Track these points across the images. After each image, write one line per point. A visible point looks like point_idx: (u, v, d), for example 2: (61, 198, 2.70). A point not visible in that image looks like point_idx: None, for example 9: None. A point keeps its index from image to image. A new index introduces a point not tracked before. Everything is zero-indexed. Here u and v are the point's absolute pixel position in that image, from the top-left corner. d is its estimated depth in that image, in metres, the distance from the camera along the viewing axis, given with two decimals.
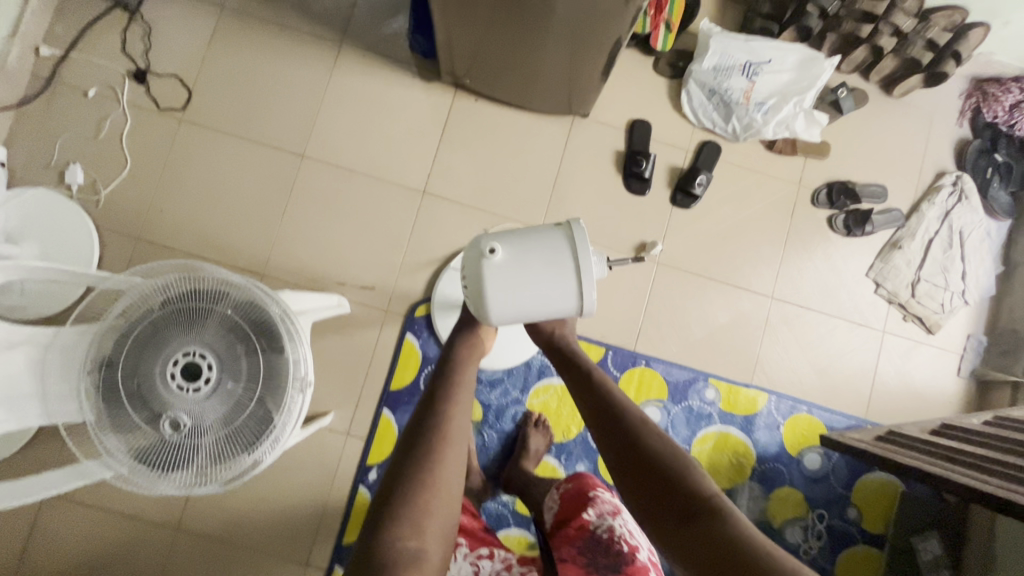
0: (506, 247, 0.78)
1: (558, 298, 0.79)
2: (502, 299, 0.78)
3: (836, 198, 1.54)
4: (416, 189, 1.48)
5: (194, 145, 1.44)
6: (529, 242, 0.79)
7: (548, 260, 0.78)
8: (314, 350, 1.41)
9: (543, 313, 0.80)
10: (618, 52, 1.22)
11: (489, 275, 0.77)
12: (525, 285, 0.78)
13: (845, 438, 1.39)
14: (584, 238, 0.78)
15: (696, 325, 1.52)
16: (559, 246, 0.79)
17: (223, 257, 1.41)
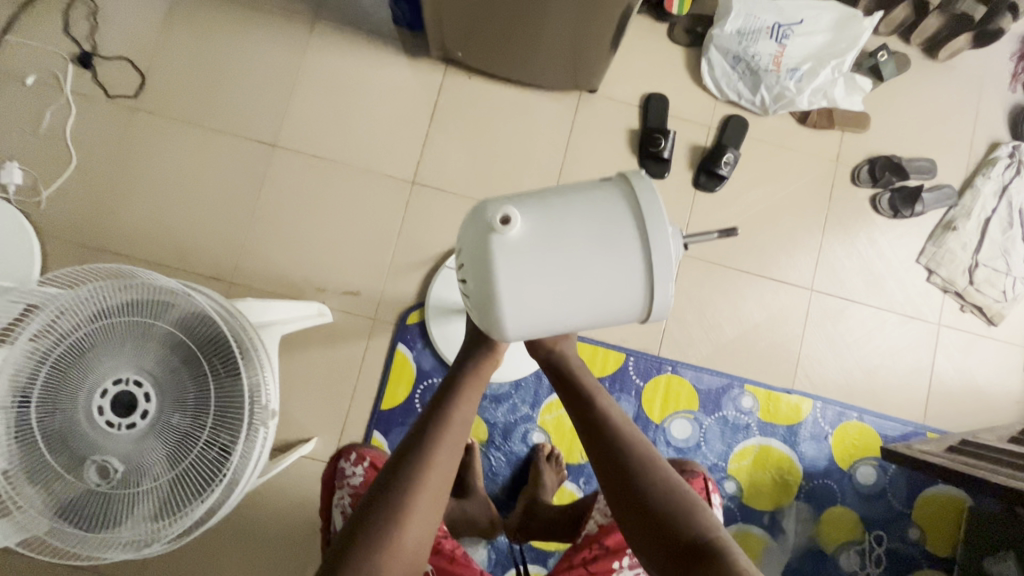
0: (530, 223, 0.60)
1: (613, 287, 0.60)
2: (527, 297, 0.60)
3: (881, 175, 1.35)
4: (404, 180, 1.30)
5: (149, 137, 1.26)
6: (564, 216, 0.60)
7: (593, 241, 0.60)
8: (292, 367, 1.23)
9: (592, 307, 0.61)
10: (629, 18, 1.05)
11: (515, 260, 0.58)
12: (559, 277, 0.59)
13: (910, 449, 1.20)
14: (647, 205, 0.60)
15: (728, 324, 1.33)
16: (609, 216, 0.60)
17: (185, 264, 1.23)
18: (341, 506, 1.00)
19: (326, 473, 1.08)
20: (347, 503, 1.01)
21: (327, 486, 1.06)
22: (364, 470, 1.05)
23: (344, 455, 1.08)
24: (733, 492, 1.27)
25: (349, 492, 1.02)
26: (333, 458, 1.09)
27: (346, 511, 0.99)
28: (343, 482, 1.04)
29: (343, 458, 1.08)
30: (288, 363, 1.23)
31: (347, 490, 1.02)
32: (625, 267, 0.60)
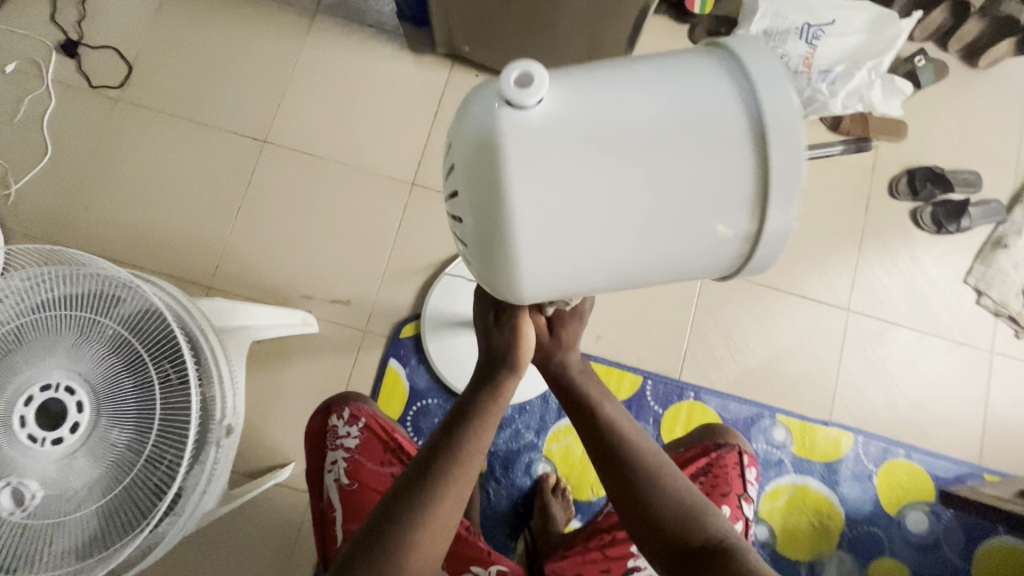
0: (560, 99, 0.37)
1: (679, 214, 0.37)
2: (545, 229, 0.37)
3: (921, 187, 1.25)
4: (403, 180, 1.20)
5: (131, 130, 1.18)
6: (621, 94, 0.37)
7: (670, 137, 0.36)
8: (271, 381, 1.11)
9: (639, 245, 0.38)
10: (644, 25, 0.97)
11: (526, 154, 0.36)
12: (599, 200, 0.36)
13: (987, 496, 1.07)
14: (764, 78, 0.36)
15: (756, 346, 1.20)
16: (694, 93, 0.36)
17: (162, 266, 1.13)
18: (335, 473, 0.88)
19: (315, 429, 0.94)
20: (342, 468, 0.88)
21: (318, 445, 0.93)
22: (361, 433, 0.92)
23: (335, 410, 0.93)
24: (765, 538, 1.11)
25: (344, 456, 0.89)
26: (322, 412, 0.94)
27: (342, 479, 0.87)
28: (336, 443, 0.91)
29: (335, 414, 0.93)
30: (267, 377, 1.11)
31: (341, 454, 0.90)
32: (721, 195, 0.36)
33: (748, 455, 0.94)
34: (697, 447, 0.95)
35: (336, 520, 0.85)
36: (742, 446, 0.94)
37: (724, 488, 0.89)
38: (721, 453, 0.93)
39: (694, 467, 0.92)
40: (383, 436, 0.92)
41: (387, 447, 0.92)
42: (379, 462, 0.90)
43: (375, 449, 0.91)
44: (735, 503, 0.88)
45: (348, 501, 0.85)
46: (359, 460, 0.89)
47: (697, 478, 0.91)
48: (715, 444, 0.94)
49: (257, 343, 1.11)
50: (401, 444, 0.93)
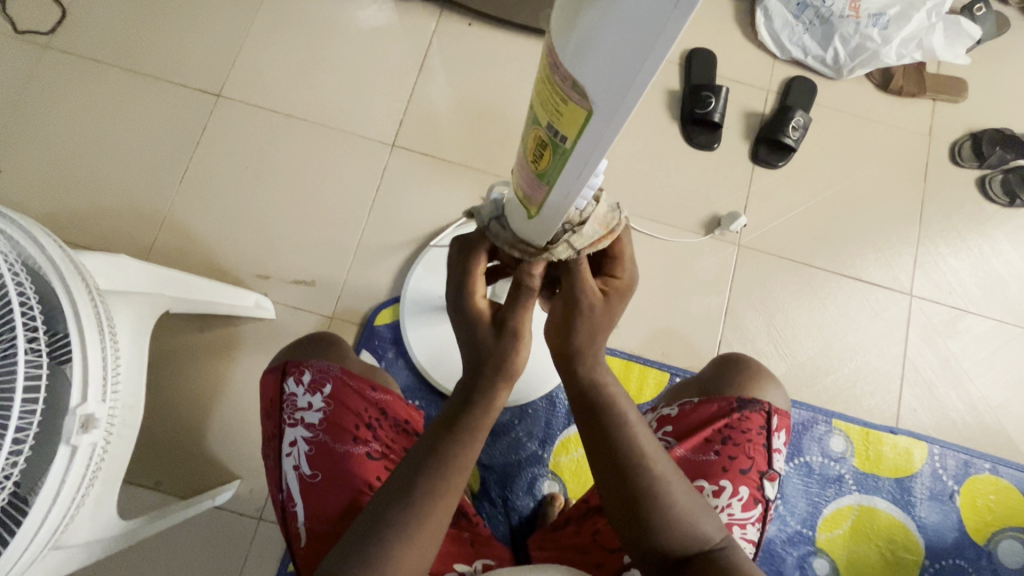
0: None
1: None
2: None
3: (989, 152, 1.06)
4: (380, 141, 1.01)
5: (59, 81, 1.00)
6: None
7: None
8: (213, 378, 0.90)
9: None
10: None
11: None
12: None
13: None
14: None
15: (803, 338, 1.00)
16: None
17: (85, 237, 0.94)
18: (295, 458, 0.62)
19: (265, 400, 0.68)
20: (303, 452, 0.62)
21: (269, 423, 0.66)
22: (326, 403, 0.65)
23: (293, 373, 0.68)
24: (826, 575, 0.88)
25: (305, 436, 0.63)
26: (274, 377, 0.69)
27: (304, 466, 0.62)
28: (294, 419, 0.64)
29: (293, 378, 0.67)
30: (208, 374, 0.90)
31: (301, 432, 0.63)
32: None
33: (779, 418, 0.69)
34: (712, 402, 0.70)
35: (299, 520, 0.59)
36: (772, 405, 0.69)
37: (744, 462, 0.65)
38: (743, 414, 0.68)
39: (710, 431, 0.67)
40: (357, 401, 0.67)
41: (362, 418, 0.66)
42: (353, 438, 0.64)
43: (346, 422, 0.64)
44: (756, 484, 0.64)
45: (314, 496, 0.60)
46: (327, 440, 0.63)
47: (712, 447, 0.66)
48: (737, 400, 0.69)
49: (198, 331, 0.91)
50: (381, 410, 0.68)
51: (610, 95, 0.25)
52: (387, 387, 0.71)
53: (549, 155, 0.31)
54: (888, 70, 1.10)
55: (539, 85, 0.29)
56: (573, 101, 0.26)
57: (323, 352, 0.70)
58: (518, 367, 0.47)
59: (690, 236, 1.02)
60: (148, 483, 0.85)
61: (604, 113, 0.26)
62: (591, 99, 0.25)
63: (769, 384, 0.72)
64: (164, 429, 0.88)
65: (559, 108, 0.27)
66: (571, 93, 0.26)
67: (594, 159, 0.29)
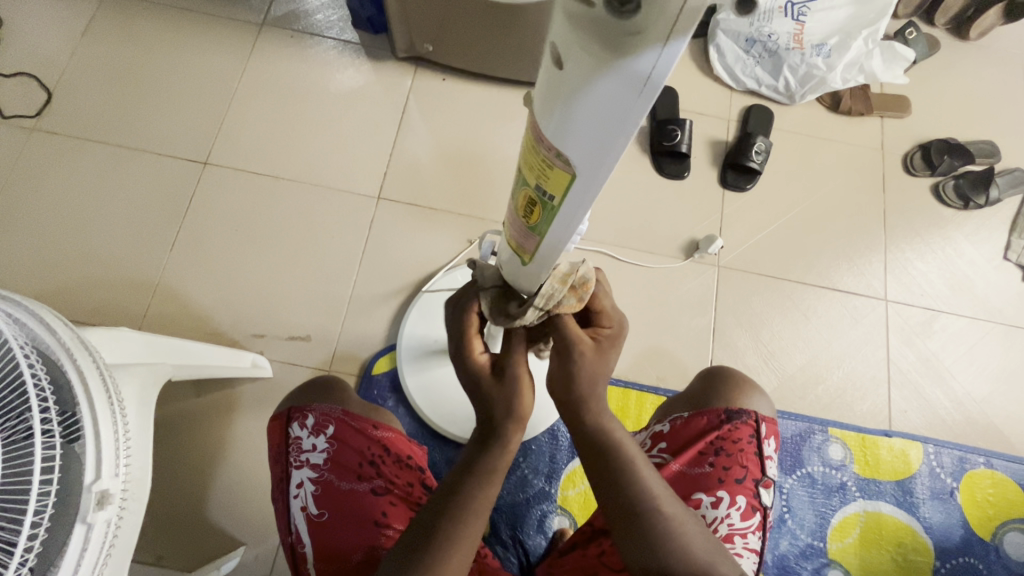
0: None
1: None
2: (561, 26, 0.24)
3: (939, 161, 1.13)
4: (366, 195, 1.04)
5: (47, 161, 1.02)
6: None
7: None
8: (213, 442, 0.89)
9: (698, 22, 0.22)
10: None
11: None
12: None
13: None
14: None
15: (791, 350, 1.03)
16: None
17: (77, 311, 0.94)
18: (302, 499, 0.62)
19: (271, 445, 0.68)
20: (309, 493, 0.62)
21: (277, 467, 0.66)
22: (330, 444, 0.65)
23: (297, 417, 0.67)
24: None
25: (312, 476, 0.63)
26: (279, 423, 0.68)
27: (311, 506, 0.62)
28: (300, 461, 0.64)
29: (297, 422, 0.67)
30: (207, 439, 0.89)
31: (308, 474, 0.63)
32: None
33: (767, 425, 0.71)
34: (702, 416, 0.71)
35: (308, 559, 0.60)
36: (759, 413, 0.71)
37: (738, 471, 0.66)
38: (733, 424, 0.69)
39: (702, 443, 0.69)
40: (359, 440, 0.66)
41: (366, 455, 0.65)
42: (357, 476, 0.63)
43: (349, 461, 0.64)
44: (752, 492, 0.66)
45: (322, 536, 0.60)
46: (333, 480, 0.63)
47: (706, 459, 0.68)
48: (725, 411, 0.70)
49: (194, 397, 0.91)
50: (384, 447, 0.66)
51: (590, 163, 0.29)
52: (390, 423, 0.70)
53: (538, 211, 0.34)
54: (837, 94, 1.18)
55: (525, 152, 0.32)
56: (558, 167, 0.30)
57: (325, 396, 0.70)
58: (527, 410, 0.48)
59: (671, 261, 1.06)
60: (150, 559, 0.83)
61: (585, 177, 0.30)
62: (574, 165, 0.29)
63: (754, 392, 0.73)
64: (165, 500, 0.86)
65: (546, 172, 0.31)
66: (556, 161, 0.29)
67: (580, 212, 0.33)
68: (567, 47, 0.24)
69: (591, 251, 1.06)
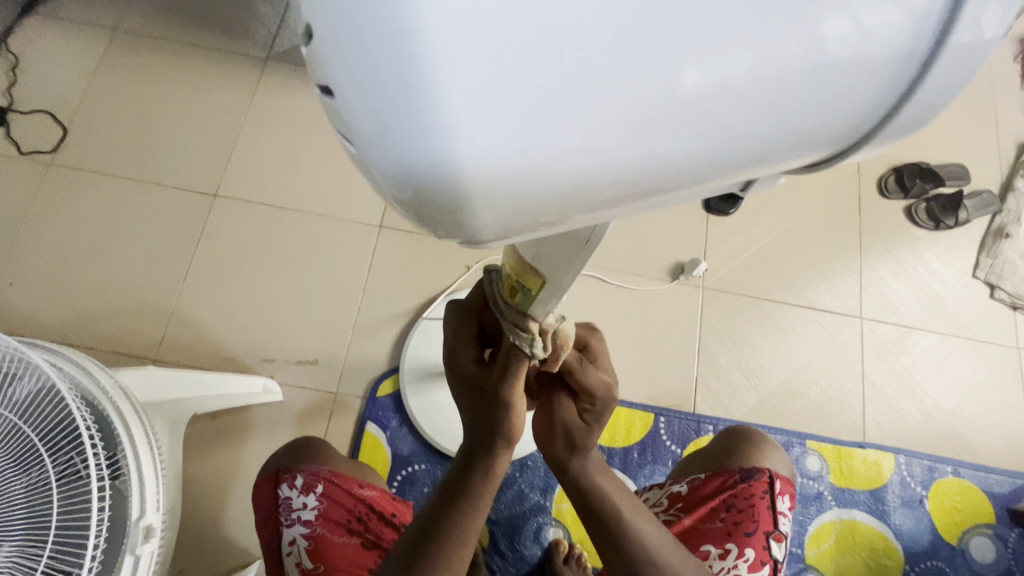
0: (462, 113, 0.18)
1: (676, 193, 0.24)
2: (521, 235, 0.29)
3: (911, 183, 1.20)
4: (368, 223, 1.10)
5: (64, 194, 1.07)
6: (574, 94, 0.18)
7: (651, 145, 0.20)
8: (228, 461, 0.95)
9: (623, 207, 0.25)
10: None
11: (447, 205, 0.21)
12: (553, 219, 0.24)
13: None
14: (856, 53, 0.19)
15: (771, 366, 1.10)
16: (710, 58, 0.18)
17: (96, 338, 0.99)
18: (296, 555, 0.68)
19: (262, 503, 0.73)
20: (303, 548, 0.68)
21: (267, 526, 0.71)
22: (320, 501, 0.71)
23: (286, 478, 0.72)
24: None
25: (304, 533, 0.69)
26: (268, 483, 0.73)
27: (305, 562, 0.68)
28: (291, 520, 0.70)
29: (286, 483, 0.72)
30: (222, 460, 0.95)
31: (299, 531, 0.69)
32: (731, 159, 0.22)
33: (782, 482, 0.76)
34: (719, 475, 0.76)
35: None
36: (773, 470, 0.76)
37: (749, 526, 0.72)
38: (747, 483, 0.75)
39: (716, 500, 0.74)
40: (346, 498, 0.72)
41: (353, 513, 0.71)
42: (346, 531, 0.70)
43: (338, 517, 0.70)
44: (762, 545, 0.71)
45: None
46: (323, 535, 0.69)
47: (718, 514, 0.73)
48: (740, 471, 0.76)
49: (210, 419, 0.96)
50: (369, 504, 0.72)
51: (557, 275, 0.40)
52: (371, 480, 0.75)
53: (519, 297, 0.44)
54: None
55: (507, 257, 0.43)
56: (532, 274, 0.40)
57: (310, 455, 0.75)
58: (515, 431, 0.52)
59: (658, 283, 1.12)
60: (170, 573, 0.88)
61: (553, 285, 0.41)
62: (545, 274, 0.40)
63: (770, 450, 0.79)
64: (184, 517, 0.91)
65: (523, 275, 0.41)
66: (530, 270, 0.40)
67: (551, 302, 0.43)
68: None
69: (581, 275, 1.12)
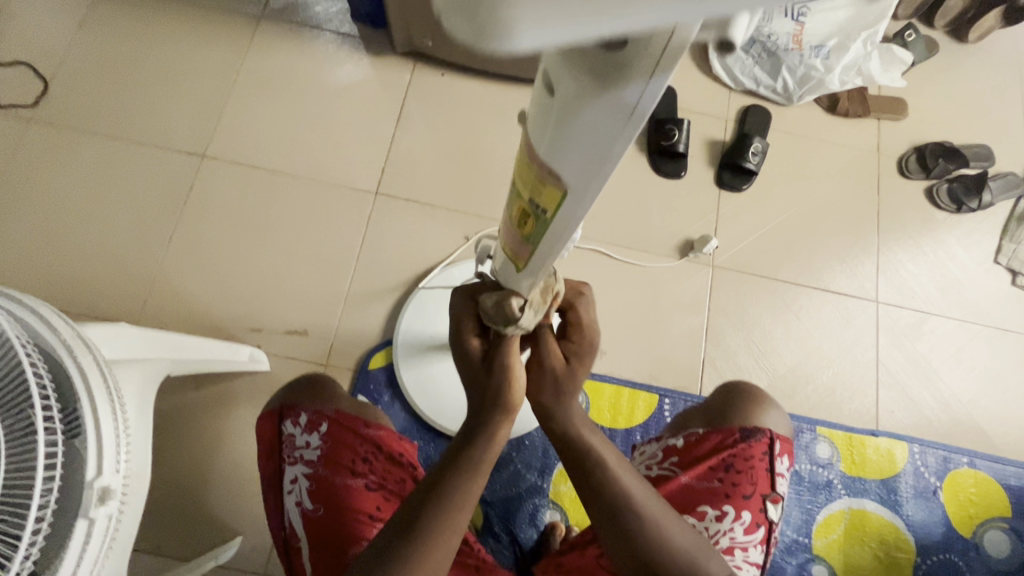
0: None
1: None
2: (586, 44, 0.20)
3: (933, 164, 1.14)
4: (363, 190, 1.05)
5: (44, 151, 1.02)
6: None
7: None
8: (211, 433, 0.90)
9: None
10: None
11: None
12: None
13: None
14: None
15: (782, 349, 1.05)
16: None
17: (75, 302, 0.94)
18: (297, 494, 0.64)
19: (264, 442, 0.69)
20: (303, 488, 0.64)
21: (269, 463, 0.67)
22: (324, 441, 0.67)
23: (289, 415, 0.68)
24: None
25: (306, 472, 0.65)
26: (271, 420, 0.69)
27: (306, 502, 0.63)
28: (293, 458, 0.66)
29: (290, 420, 0.68)
30: (204, 431, 0.90)
31: (301, 470, 0.65)
32: None
33: (783, 444, 0.72)
34: (717, 433, 0.72)
35: (303, 552, 0.62)
36: (773, 432, 0.72)
37: (747, 488, 0.67)
38: (747, 443, 0.70)
39: (714, 459, 0.70)
40: (351, 437, 0.67)
41: (359, 452, 0.66)
42: (351, 472, 0.65)
43: (343, 457, 0.66)
44: (760, 507, 0.67)
45: (316, 530, 0.62)
46: (325, 475, 0.64)
47: (716, 474, 0.69)
48: (741, 430, 0.71)
49: (193, 389, 0.92)
50: (377, 444, 0.68)
51: (583, 181, 0.28)
52: (382, 422, 0.71)
53: (532, 223, 0.35)
54: (835, 95, 1.18)
55: (520, 166, 0.33)
56: (549, 184, 0.30)
57: (314, 394, 0.71)
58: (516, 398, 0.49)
59: (665, 260, 1.07)
60: (147, 547, 0.84)
61: (576, 196, 0.30)
62: (564, 185, 0.29)
63: (770, 409, 0.75)
64: (164, 489, 0.87)
65: (538, 189, 0.31)
66: (549, 178, 0.30)
67: (569, 230, 0.33)
68: (557, 77, 0.24)
69: (586, 249, 1.07)
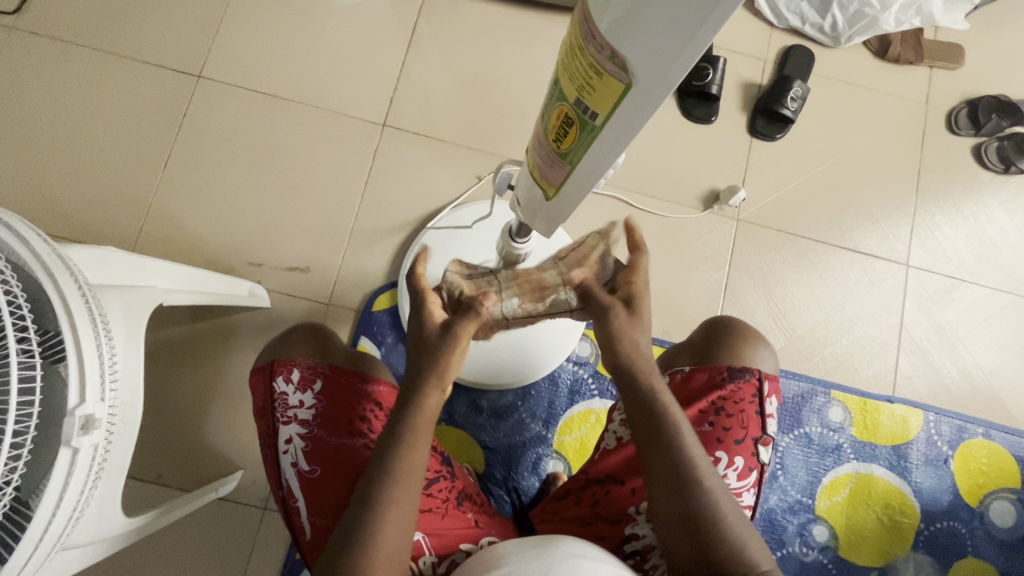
0: None
1: None
2: None
3: (986, 119, 1.05)
4: (370, 121, 0.98)
5: (26, 62, 0.95)
6: None
7: None
8: (211, 367, 0.88)
9: None
10: None
11: None
12: None
13: None
14: None
15: (802, 310, 1.01)
16: None
17: (64, 227, 0.90)
18: (292, 455, 0.61)
19: (256, 399, 0.66)
20: (299, 448, 0.61)
21: (264, 421, 0.64)
22: (318, 400, 0.64)
23: (281, 372, 0.65)
24: (826, 541, 0.90)
25: (300, 433, 0.62)
26: (262, 376, 0.66)
27: (301, 463, 0.61)
28: (287, 417, 0.63)
29: (281, 377, 0.65)
30: (204, 365, 0.88)
31: (296, 430, 0.62)
32: None
33: (771, 383, 0.68)
34: (703, 372, 0.68)
35: (301, 514, 0.60)
36: (763, 370, 0.68)
37: (738, 433, 0.64)
38: (736, 384, 0.67)
39: (703, 402, 0.66)
40: (347, 395, 0.65)
41: (356, 411, 0.64)
42: (349, 432, 0.62)
43: (339, 416, 0.63)
44: (751, 451, 0.64)
45: (315, 491, 0.60)
46: (322, 436, 0.62)
47: (706, 418, 0.65)
48: (728, 369, 0.67)
49: (191, 322, 0.89)
50: (375, 401, 0.66)
51: (654, 70, 0.25)
52: (380, 376, 0.68)
53: (574, 133, 0.32)
54: (886, 37, 1.08)
55: (568, 60, 0.30)
56: (610, 73, 0.27)
57: (308, 349, 0.67)
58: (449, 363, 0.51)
59: (688, 212, 1.01)
60: (148, 477, 0.83)
61: (640, 89, 0.26)
62: (632, 71, 0.26)
63: (761, 346, 0.70)
64: (163, 422, 0.86)
65: (592, 82, 0.28)
66: (607, 64, 0.27)
67: (623, 140, 0.30)
68: None
69: (605, 196, 1.01)
